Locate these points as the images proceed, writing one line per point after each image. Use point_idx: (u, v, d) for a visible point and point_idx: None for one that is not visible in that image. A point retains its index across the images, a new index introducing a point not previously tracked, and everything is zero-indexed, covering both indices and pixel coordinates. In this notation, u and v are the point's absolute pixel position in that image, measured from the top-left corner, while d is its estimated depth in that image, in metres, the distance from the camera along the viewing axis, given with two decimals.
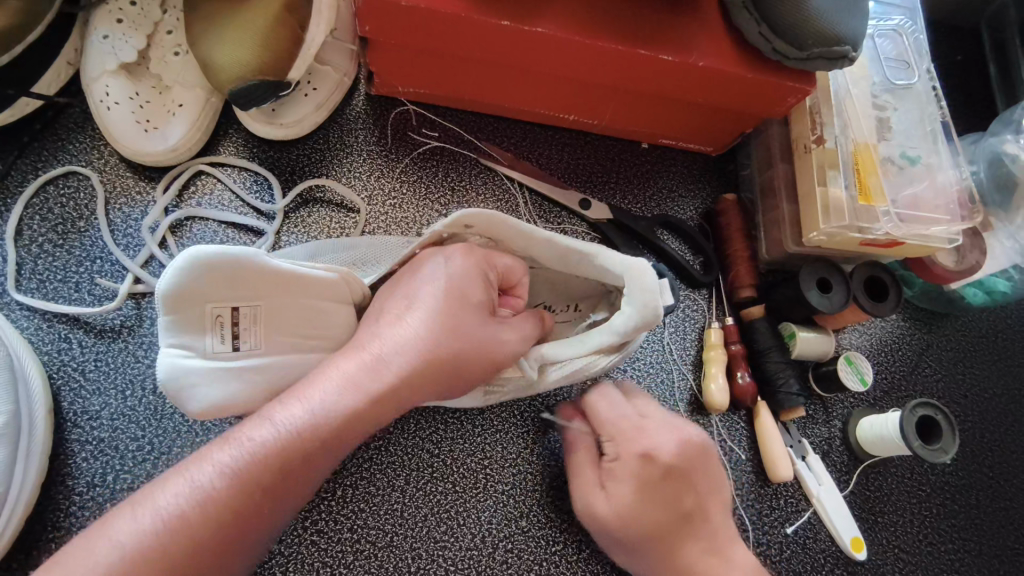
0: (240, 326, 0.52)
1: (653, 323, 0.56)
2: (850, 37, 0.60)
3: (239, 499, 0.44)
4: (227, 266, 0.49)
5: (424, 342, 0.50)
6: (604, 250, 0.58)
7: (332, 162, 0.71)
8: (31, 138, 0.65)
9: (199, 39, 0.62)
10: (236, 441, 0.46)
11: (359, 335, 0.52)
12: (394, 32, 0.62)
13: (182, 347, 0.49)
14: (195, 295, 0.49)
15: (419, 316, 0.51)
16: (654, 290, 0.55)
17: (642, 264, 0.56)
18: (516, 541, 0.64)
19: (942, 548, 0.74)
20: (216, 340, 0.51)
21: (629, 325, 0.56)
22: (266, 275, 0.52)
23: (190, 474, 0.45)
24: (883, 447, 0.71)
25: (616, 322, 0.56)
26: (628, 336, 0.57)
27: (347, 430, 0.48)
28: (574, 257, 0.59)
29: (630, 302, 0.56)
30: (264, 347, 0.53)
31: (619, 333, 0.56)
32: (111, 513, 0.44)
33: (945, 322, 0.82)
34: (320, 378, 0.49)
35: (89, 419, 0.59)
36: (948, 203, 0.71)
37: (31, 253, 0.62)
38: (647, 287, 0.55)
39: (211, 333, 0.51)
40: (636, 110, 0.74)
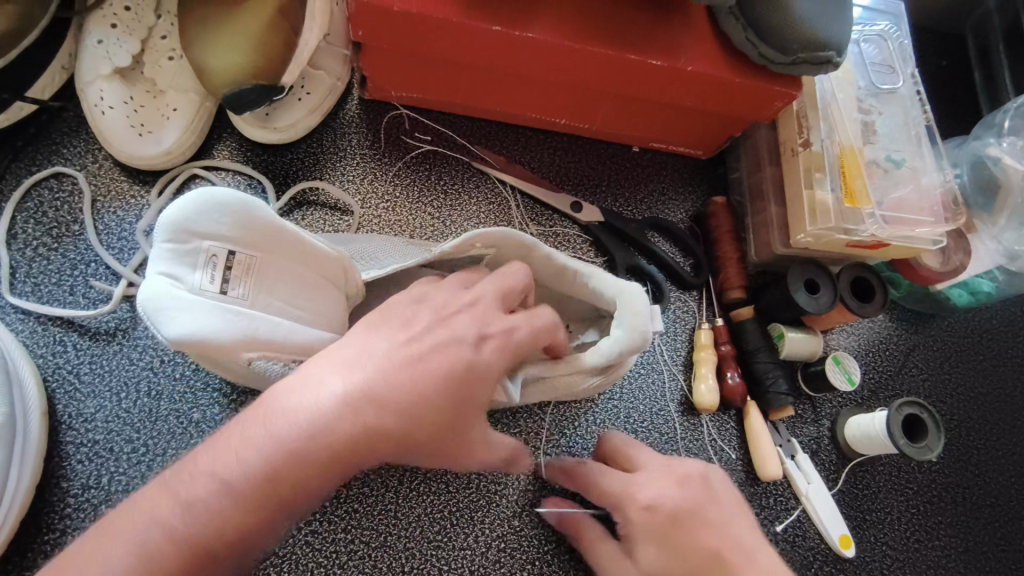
0: (232, 272, 0.48)
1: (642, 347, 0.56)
2: (834, 41, 0.62)
3: (176, 572, 0.36)
4: (238, 210, 0.47)
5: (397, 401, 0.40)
6: (598, 275, 0.58)
7: (326, 167, 0.72)
8: (25, 142, 0.65)
9: (194, 43, 0.63)
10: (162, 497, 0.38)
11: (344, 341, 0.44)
12: (387, 37, 0.62)
13: (171, 277, 0.45)
14: (197, 230, 0.46)
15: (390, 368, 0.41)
16: (644, 314, 0.55)
17: (634, 288, 0.57)
18: (508, 541, 0.64)
19: (928, 545, 0.75)
20: (205, 279, 0.47)
21: (616, 348, 0.55)
22: (269, 230, 0.49)
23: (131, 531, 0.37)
24: (870, 446, 0.72)
25: (605, 347, 0.56)
26: (615, 361, 0.56)
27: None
28: (569, 275, 0.59)
29: (621, 327, 0.56)
30: (252, 302, 0.49)
31: (607, 358, 0.56)
32: None
33: (931, 324, 0.84)
34: (265, 408, 0.40)
35: (83, 421, 0.59)
36: (932, 205, 0.72)
37: (26, 257, 0.63)
38: (641, 310, 0.55)
39: (202, 269, 0.47)
40: (626, 114, 0.75)
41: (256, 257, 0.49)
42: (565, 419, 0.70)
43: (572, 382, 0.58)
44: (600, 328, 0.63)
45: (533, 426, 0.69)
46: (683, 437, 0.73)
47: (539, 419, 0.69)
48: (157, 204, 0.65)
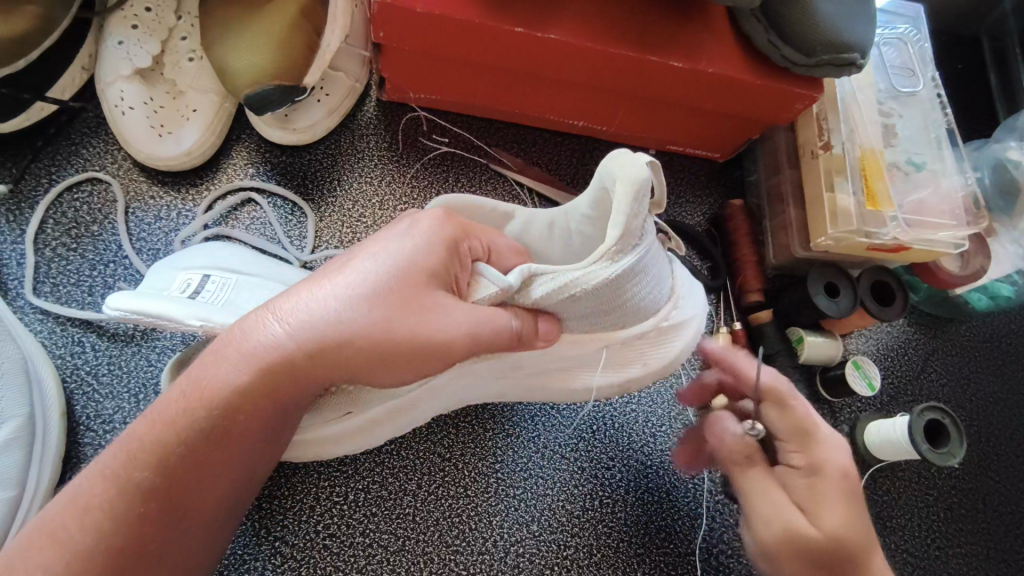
0: (207, 287, 0.49)
1: (647, 187, 0.46)
2: (857, 44, 0.61)
3: (141, 508, 0.38)
4: (214, 248, 0.55)
5: (341, 319, 0.41)
6: (574, 205, 0.55)
7: (344, 168, 0.71)
8: (45, 142, 0.65)
9: (216, 44, 0.63)
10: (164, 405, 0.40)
11: (342, 257, 0.45)
12: (409, 38, 0.62)
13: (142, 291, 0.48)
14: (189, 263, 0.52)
15: (344, 279, 0.42)
16: (633, 160, 0.47)
17: (618, 151, 0.49)
18: (527, 545, 0.64)
19: (950, 552, 0.74)
20: (178, 288, 0.48)
21: (618, 210, 0.46)
22: (239, 260, 0.54)
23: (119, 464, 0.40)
24: (891, 452, 0.71)
25: (613, 214, 0.46)
26: (628, 225, 0.46)
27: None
28: (561, 225, 0.56)
29: (617, 189, 0.47)
30: (218, 300, 0.48)
31: (618, 224, 0.46)
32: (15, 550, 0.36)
33: (949, 327, 0.83)
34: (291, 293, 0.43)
35: (101, 422, 0.58)
36: (953, 208, 0.71)
37: (45, 257, 0.62)
38: (624, 158, 0.48)
39: (179, 284, 0.49)
40: (643, 116, 0.75)
41: (231, 280, 0.51)
42: (583, 422, 0.69)
43: (593, 277, 0.47)
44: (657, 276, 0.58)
45: (551, 428, 0.68)
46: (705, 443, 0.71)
47: (556, 421, 0.69)
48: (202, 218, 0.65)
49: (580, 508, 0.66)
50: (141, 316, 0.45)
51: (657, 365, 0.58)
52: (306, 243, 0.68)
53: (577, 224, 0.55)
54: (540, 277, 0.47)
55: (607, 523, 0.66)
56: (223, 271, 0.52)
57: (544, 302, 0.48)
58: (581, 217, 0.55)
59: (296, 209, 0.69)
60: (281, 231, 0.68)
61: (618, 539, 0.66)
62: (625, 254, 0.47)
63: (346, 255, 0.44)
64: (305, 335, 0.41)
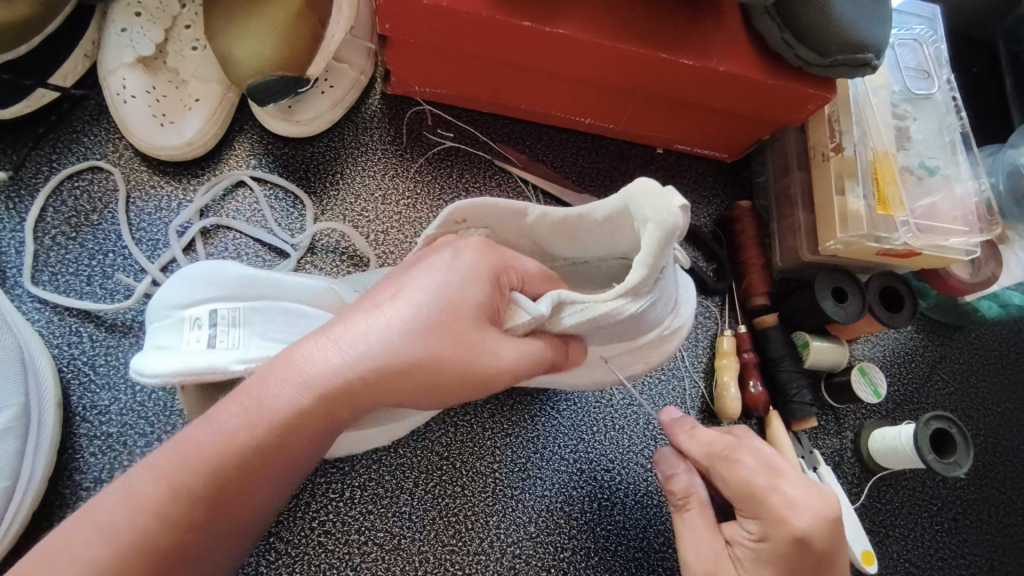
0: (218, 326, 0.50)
1: (677, 233, 0.44)
2: (872, 44, 0.60)
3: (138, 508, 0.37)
4: (202, 269, 0.50)
5: (385, 352, 0.40)
6: (597, 205, 0.52)
7: (347, 161, 0.71)
8: (46, 130, 0.65)
9: (219, 34, 0.62)
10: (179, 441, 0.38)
11: (372, 295, 0.43)
12: (416, 31, 0.61)
13: (160, 350, 0.48)
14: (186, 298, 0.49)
15: (392, 312, 0.41)
16: (662, 195, 0.45)
17: (645, 181, 0.47)
18: (524, 547, 0.63)
19: (953, 563, 0.73)
20: (192, 339, 0.49)
21: (647, 249, 0.45)
22: (232, 277, 0.50)
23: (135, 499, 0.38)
24: (896, 460, 0.70)
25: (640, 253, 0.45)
26: (654, 264, 0.45)
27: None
28: (575, 224, 0.54)
29: (646, 225, 0.45)
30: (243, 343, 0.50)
31: (644, 264, 0.45)
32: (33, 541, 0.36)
33: (958, 335, 0.82)
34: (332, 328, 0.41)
35: (97, 414, 0.58)
36: (966, 214, 0.70)
37: (44, 246, 0.62)
38: (655, 193, 0.45)
39: (190, 332, 0.49)
40: (652, 115, 0.74)
41: (239, 310, 0.51)
42: (584, 423, 0.68)
43: (616, 312, 0.47)
44: None
45: (551, 428, 0.67)
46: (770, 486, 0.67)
47: (556, 422, 0.68)
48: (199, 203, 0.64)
49: (578, 511, 0.65)
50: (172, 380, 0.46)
51: (657, 361, 0.58)
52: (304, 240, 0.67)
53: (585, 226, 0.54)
54: (569, 307, 0.47)
55: (605, 526, 0.65)
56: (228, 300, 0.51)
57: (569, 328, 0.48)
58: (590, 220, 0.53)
59: (294, 199, 0.68)
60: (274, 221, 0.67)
61: (616, 543, 0.65)
62: (646, 292, 0.47)
63: (393, 285, 0.43)
64: (342, 361, 0.39)
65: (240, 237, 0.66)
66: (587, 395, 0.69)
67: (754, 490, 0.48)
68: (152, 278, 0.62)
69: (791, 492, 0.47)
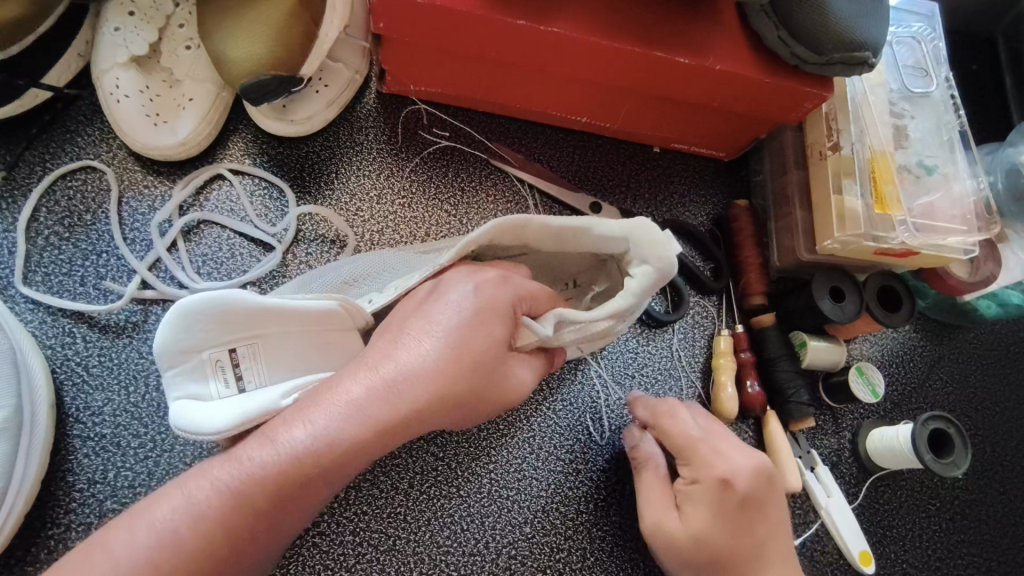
0: (241, 365, 0.52)
1: (668, 274, 0.53)
2: (870, 42, 0.60)
3: None
4: (211, 309, 0.49)
5: (420, 373, 0.47)
6: (596, 221, 0.54)
7: (342, 160, 0.70)
8: (39, 129, 0.64)
9: (212, 33, 0.62)
10: (236, 461, 0.45)
11: (408, 324, 0.49)
12: (410, 29, 0.61)
13: (190, 399, 0.49)
14: (192, 345, 0.49)
15: (425, 342, 0.48)
16: (662, 240, 0.52)
17: (644, 222, 0.53)
18: (519, 547, 0.63)
19: (950, 563, 0.73)
20: (221, 385, 0.51)
21: (644, 284, 0.52)
22: (242, 315, 0.50)
23: (187, 491, 0.44)
24: (894, 460, 0.70)
25: (631, 285, 0.52)
26: (643, 296, 0.53)
27: (351, 455, 0.45)
28: (567, 236, 0.55)
29: (644, 262, 0.53)
30: (269, 379, 0.53)
31: (633, 293, 0.52)
32: (107, 531, 0.43)
33: (957, 334, 0.81)
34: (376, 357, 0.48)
35: (90, 415, 0.58)
36: (964, 213, 0.70)
37: (37, 246, 0.62)
38: (656, 238, 0.52)
39: (213, 378, 0.51)
40: (649, 113, 0.73)
41: (257, 344, 0.52)
42: (580, 423, 0.68)
43: (603, 328, 0.54)
44: (609, 272, 0.60)
45: (547, 429, 0.67)
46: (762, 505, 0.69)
47: (552, 422, 0.68)
48: (179, 199, 0.64)
49: (574, 511, 0.65)
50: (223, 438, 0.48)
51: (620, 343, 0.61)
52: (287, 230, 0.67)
53: (577, 236, 0.55)
54: (568, 326, 0.53)
55: (601, 527, 0.65)
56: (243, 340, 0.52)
57: (567, 341, 0.54)
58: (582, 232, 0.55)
59: (274, 191, 0.68)
60: (253, 212, 0.66)
61: (612, 543, 0.65)
62: (630, 314, 0.55)
63: (422, 316, 0.49)
64: (379, 380, 0.46)
65: (223, 232, 0.65)
66: (583, 395, 0.69)
67: (690, 440, 0.59)
68: (141, 278, 0.61)
69: (721, 445, 0.59)
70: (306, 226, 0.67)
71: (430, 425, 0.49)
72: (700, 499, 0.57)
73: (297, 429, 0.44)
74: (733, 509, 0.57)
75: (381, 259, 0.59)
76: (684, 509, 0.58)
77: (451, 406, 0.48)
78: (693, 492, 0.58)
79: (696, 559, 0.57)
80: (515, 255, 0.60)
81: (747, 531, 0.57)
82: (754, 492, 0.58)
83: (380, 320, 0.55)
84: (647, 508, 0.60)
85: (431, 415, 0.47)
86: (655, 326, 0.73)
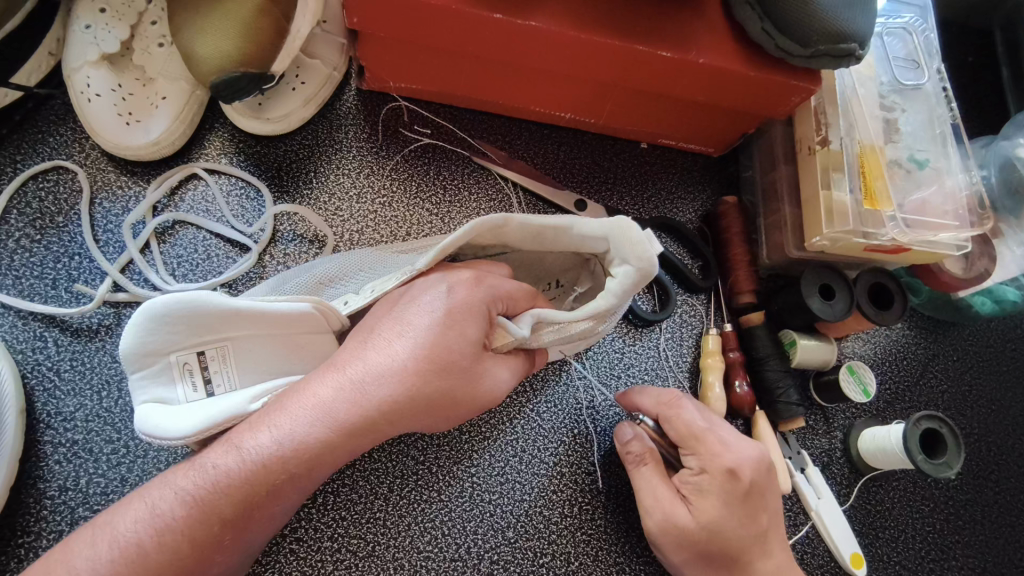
0: (210, 369, 0.51)
1: (650, 276, 0.51)
2: (856, 34, 0.58)
3: None
4: (182, 311, 0.47)
5: (392, 377, 0.46)
6: (577, 220, 0.53)
7: (322, 159, 0.69)
8: (10, 130, 0.63)
9: (182, 29, 0.60)
10: (197, 468, 0.44)
11: (379, 328, 0.48)
12: (385, 25, 0.60)
13: (157, 402, 0.48)
14: (160, 348, 0.48)
15: (396, 348, 0.47)
16: (643, 242, 0.50)
17: (623, 220, 0.51)
18: (501, 552, 0.62)
19: (945, 565, 0.71)
20: (188, 388, 0.50)
21: (623, 285, 0.50)
22: (213, 316, 0.49)
23: (150, 499, 0.43)
24: (887, 461, 0.68)
25: (611, 285, 0.51)
26: (623, 299, 0.51)
27: (318, 460, 0.44)
28: (547, 235, 0.54)
29: (625, 262, 0.51)
30: (238, 383, 0.51)
31: (611, 295, 0.51)
32: (72, 543, 0.42)
33: (951, 332, 0.80)
34: (349, 359, 0.47)
35: (62, 420, 0.57)
36: (957, 208, 0.68)
37: (7, 248, 0.61)
38: (637, 240, 0.50)
39: (181, 381, 0.50)
40: (633, 109, 0.72)
41: (227, 347, 0.51)
42: (564, 426, 0.67)
43: (582, 329, 0.53)
44: (591, 271, 0.59)
45: (530, 431, 0.66)
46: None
47: (536, 425, 0.66)
48: (152, 199, 0.63)
49: (558, 515, 0.64)
50: (187, 443, 0.47)
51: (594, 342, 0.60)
52: (264, 229, 0.65)
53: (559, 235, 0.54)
54: (546, 328, 0.52)
55: (586, 531, 0.64)
56: (215, 341, 0.50)
57: (547, 342, 0.53)
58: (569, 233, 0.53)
59: (251, 190, 0.67)
60: (230, 212, 0.65)
61: (597, 547, 0.64)
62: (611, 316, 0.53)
63: (394, 321, 0.48)
64: (351, 390, 0.45)
65: (198, 232, 0.64)
66: (566, 396, 0.68)
67: (695, 430, 0.58)
68: (112, 280, 0.60)
69: (725, 434, 0.58)
70: (283, 225, 0.66)
71: (400, 430, 0.48)
72: (710, 489, 0.56)
73: (262, 434, 0.44)
74: (740, 499, 0.56)
75: (356, 258, 0.58)
76: (690, 501, 0.56)
77: (423, 411, 0.47)
78: (702, 483, 0.56)
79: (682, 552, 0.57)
80: (495, 253, 0.58)
81: (754, 520, 0.57)
82: (757, 482, 0.57)
83: (355, 322, 0.53)
84: (651, 504, 0.57)
85: (401, 420, 0.46)
86: (642, 326, 0.72)
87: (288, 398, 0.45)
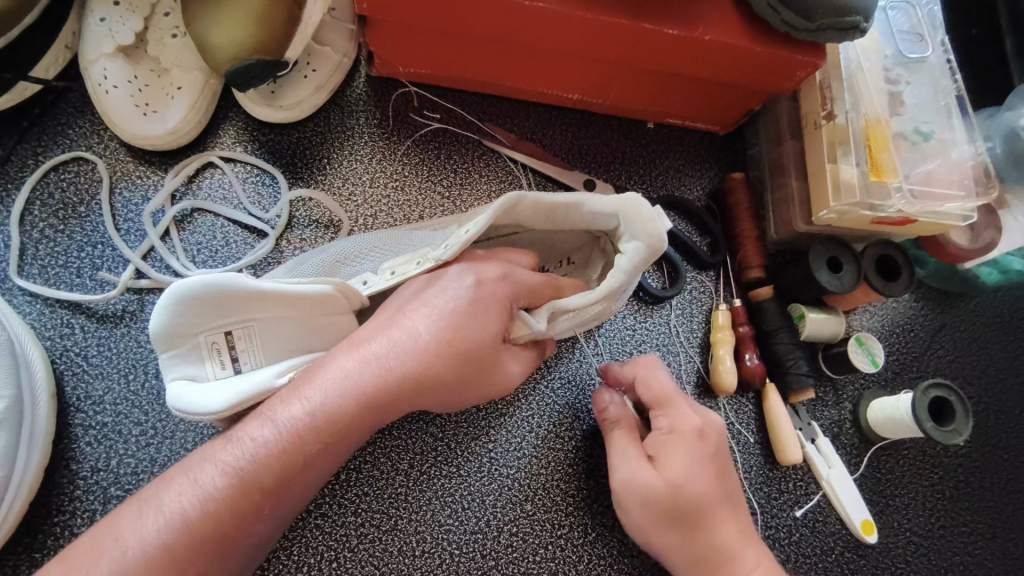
0: (237, 349, 0.52)
1: (660, 250, 0.52)
2: (860, 6, 0.59)
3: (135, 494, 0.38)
4: (208, 293, 0.49)
5: (414, 352, 0.47)
6: (588, 196, 0.54)
7: (335, 145, 0.70)
8: (30, 123, 0.64)
9: (195, 19, 0.61)
10: (235, 442, 0.45)
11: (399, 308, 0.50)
12: (394, 10, 0.61)
13: (187, 380, 0.50)
14: (187, 329, 0.50)
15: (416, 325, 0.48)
16: (652, 218, 0.51)
17: (633, 197, 0.52)
18: (520, 524, 0.63)
19: (954, 531, 0.73)
20: (217, 367, 0.52)
21: (632, 259, 0.51)
22: (237, 298, 0.50)
23: (186, 473, 0.45)
24: (896, 430, 0.70)
25: (621, 262, 0.52)
26: (633, 276, 0.52)
27: (344, 432, 0.46)
28: (559, 212, 0.55)
29: (634, 237, 0.52)
30: (265, 362, 0.53)
31: (622, 271, 0.52)
32: (114, 517, 0.44)
33: (959, 303, 0.80)
34: (372, 338, 0.48)
35: (91, 403, 0.59)
36: (963, 178, 0.69)
37: (32, 238, 0.62)
38: (647, 216, 0.51)
39: (210, 360, 0.51)
40: (640, 88, 0.73)
41: (253, 327, 0.52)
42: (579, 402, 0.68)
43: (597, 312, 0.54)
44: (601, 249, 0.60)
45: (546, 408, 0.67)
46: (758, 487, 0.70)
47: (551, 402, 0.68)
48: (171, 188, 0.64)
49: (575, 488, 0.65)
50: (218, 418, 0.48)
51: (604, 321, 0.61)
52: (280, 215, 0.67)
53: (572, 211, 0.55)
54: (562, 315, 0.53)
55: (603, 502, 0.65)
56: (244, 321, 0.52)
57: (563, 332, 0.55)
58: (583, 210, 0.54)
59: (266, 177, 0.68)
60: (246, 199, 0.67)
61: (615, 518, 0.65)
62: (622, 294, 0.54)
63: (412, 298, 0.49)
64: (375, 366, 0.47)
65: (216, 219, 0.66)
66: (581, 372, 0.69)
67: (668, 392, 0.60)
68: (134, 267, 0.62)
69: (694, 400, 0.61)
70: (299, 211, 0.68)
71: (421, 402, 0.49)
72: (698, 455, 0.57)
73: (295, 406, 0.46)
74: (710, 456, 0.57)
75: (376, 240, 0.60)
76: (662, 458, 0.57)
77: (444, 386, 0.48)
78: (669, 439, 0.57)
79: (656, 512, 0.55)
80: (508, 232, 0.59)
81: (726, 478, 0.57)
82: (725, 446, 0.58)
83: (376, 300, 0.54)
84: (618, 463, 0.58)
85: (422, 392, 0.48)
86: (652, 302, 0.73)
87: (316, 374, 0.47)
